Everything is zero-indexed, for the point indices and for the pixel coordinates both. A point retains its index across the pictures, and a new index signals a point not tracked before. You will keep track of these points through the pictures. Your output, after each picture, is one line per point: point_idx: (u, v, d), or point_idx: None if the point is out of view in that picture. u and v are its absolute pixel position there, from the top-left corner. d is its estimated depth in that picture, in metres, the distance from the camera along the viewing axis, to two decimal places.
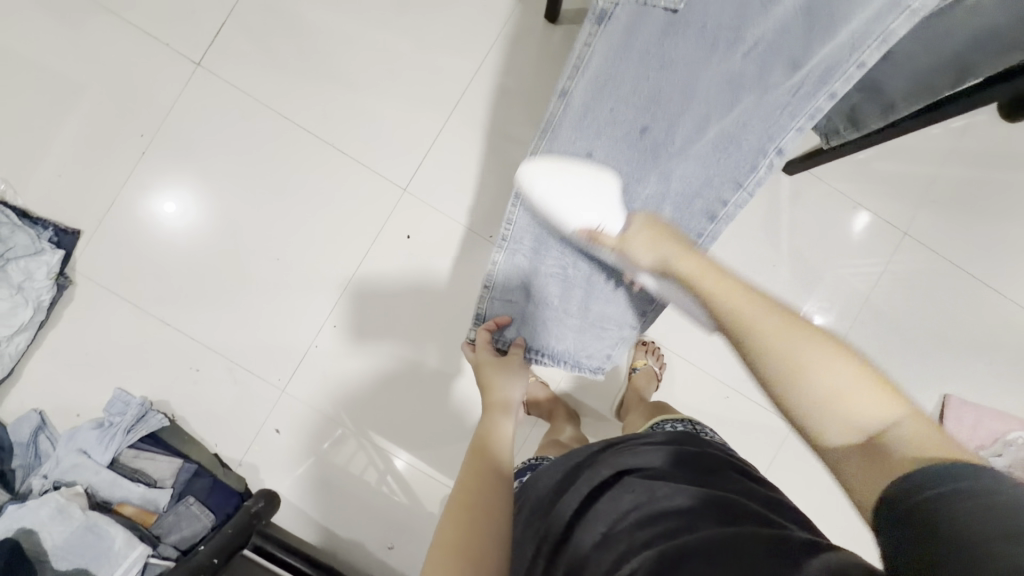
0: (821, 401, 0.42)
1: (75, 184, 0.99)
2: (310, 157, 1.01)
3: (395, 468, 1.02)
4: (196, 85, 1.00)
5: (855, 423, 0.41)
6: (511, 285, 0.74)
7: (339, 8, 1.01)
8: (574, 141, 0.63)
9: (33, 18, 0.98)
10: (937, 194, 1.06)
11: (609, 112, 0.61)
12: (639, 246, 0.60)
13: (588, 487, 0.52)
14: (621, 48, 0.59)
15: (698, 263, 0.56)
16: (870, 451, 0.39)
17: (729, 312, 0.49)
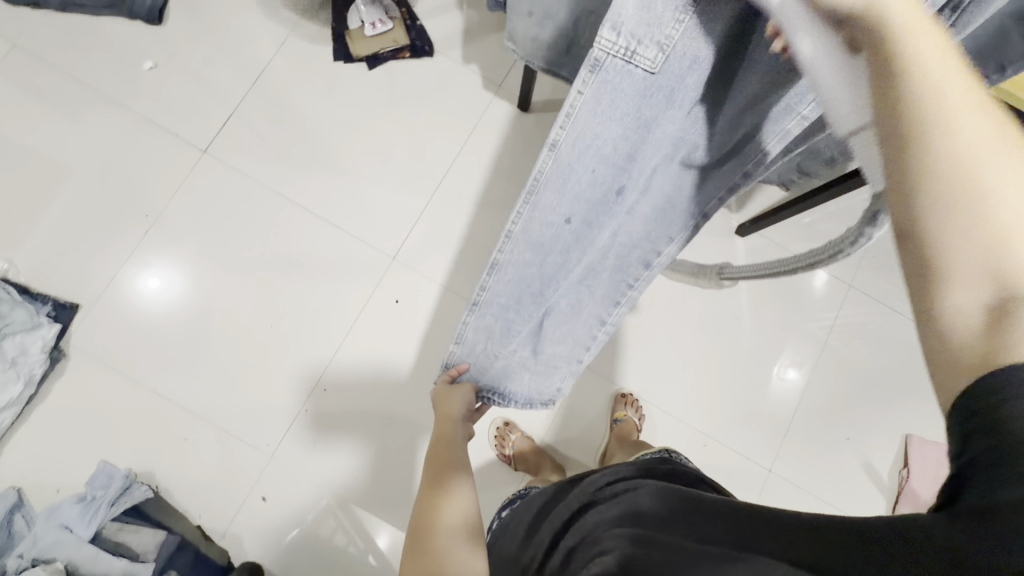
0: (986, 229, 0.30)
1: (77, 261, 1.04)
2: (305, 231, 1.09)
3: (375, 549, 1.01)
4: (201, 169, 1.09)
5: (1011, 274, 0.30)
6: (478, 342, 0.69)
7: (335, 102, 1.13)
8: (554, 205, 0.54)
9: (54, 115, 1.08)
10: (875, 249, 1.19)
11: (575, 185, 0.53)
12: None
13: (576, 499, 0.56)
14: (601, 110, 0.47)
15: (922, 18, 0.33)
16: (1003, 316, 0.29)
17: (932, 82, 0.32)
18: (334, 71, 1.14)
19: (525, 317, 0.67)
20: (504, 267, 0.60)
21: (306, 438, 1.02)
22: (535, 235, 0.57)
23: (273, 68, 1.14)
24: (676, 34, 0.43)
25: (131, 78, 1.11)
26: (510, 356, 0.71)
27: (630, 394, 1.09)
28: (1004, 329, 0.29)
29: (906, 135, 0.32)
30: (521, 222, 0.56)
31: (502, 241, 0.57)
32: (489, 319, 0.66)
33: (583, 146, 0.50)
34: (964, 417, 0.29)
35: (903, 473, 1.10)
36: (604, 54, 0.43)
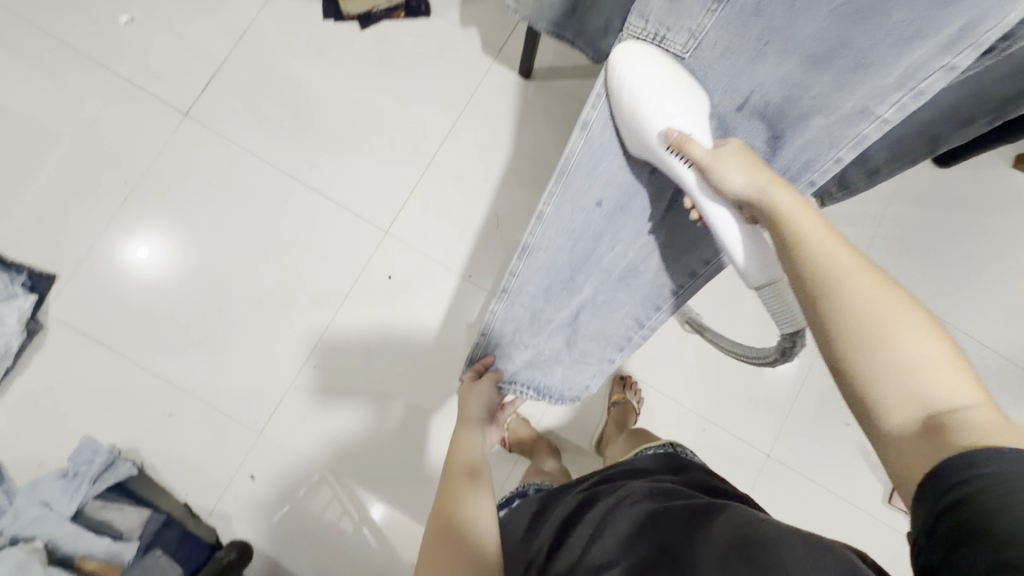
0: (903, 365, 0.38)
1: (53, 229, 0.99)
2: (293, 201, 1.04)
3: (371, 518, 1.00)
4: (183, 134, 1.03)
5: (922, 397, 0.38)
6: (511, 332, 0.70)
7: (325, 63, 1.07)
8: (585, 188, 0.63)
9: (23, 72, 1.01)
10: (885, 232, 1.15)
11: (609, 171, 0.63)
12: (732, 164, 0.54)
13: (575, 502, 0.55)
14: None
15: (797, 203, 0.49)
16: (934, 427, 0.36)
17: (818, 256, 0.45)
18: (324, 31, 1.07)
19: (559, 305, 0.70)
20: (536, 251, 0.64)
21: (296, 416, 1.00)
22: (565, 220, 0.64)
23: (259, 26, 1.06)
24: (706, 22, 0.55)
25: (106, 34, 1.04)
26: (544, 345, 0.72)
27: (629, 377, 1.07)
28: (931, 441, 0.36)
29: (809, 292, 0.44)
30: (553, 204, 0.62)
31: (534, 225, 0.62)
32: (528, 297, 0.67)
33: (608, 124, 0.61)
34: (933, 506, 0.33)
35: None
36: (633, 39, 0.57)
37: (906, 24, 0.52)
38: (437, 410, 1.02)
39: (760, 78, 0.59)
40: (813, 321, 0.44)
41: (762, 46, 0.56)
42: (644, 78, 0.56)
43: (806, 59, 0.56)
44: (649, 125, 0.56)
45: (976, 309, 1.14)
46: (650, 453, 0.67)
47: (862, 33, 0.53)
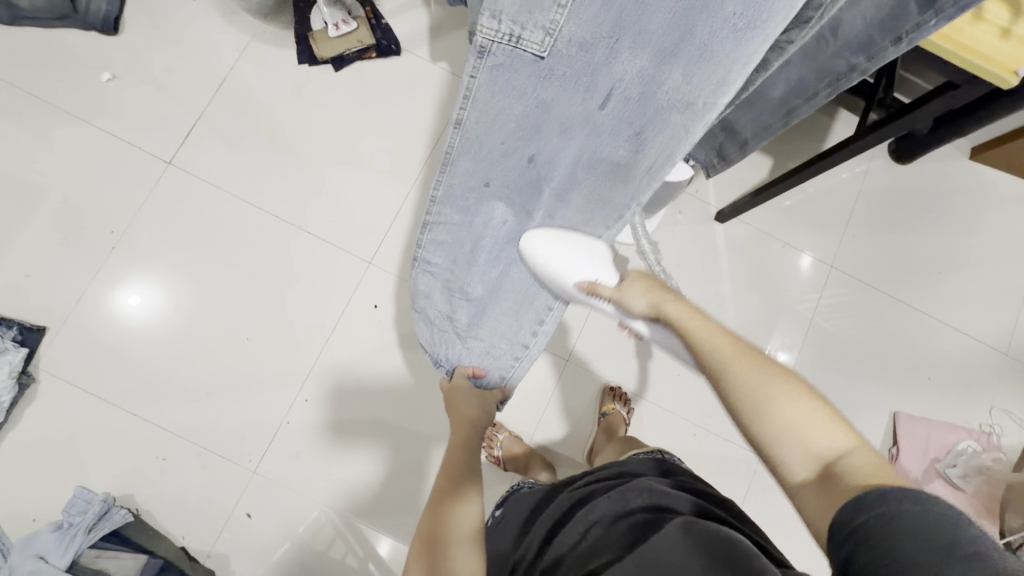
0: (790, 431, 0.46)
1: (42, 283, 1.00)
2: (277, 238, 1.07)
3: (377, 555, 0.99)
4: (167, 181, 1.06)
5: (814, 451, 0.45)
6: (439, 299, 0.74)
7: (302, 106, 1.11)
8: (470, 174, 0.62)
9: (10, 131, 1.04)
10: (855, 228, 1.19)
11: (496, 152, 0.61)
12: (634, 295, 0.64)
13: (568, 503, 0.56)
14: (500, 92, 0.54)
15: (683, 306, 0.60)
16: (827, 481, 0.43)
17: (713, 358, 0.54)
18: (300, 75, 1.12)
19: (476, 279, 0.73)
20: (436, 227, 0.67)
21: (291, 451, 1.00)
22: (457, 198, 0.65)
23: (237, 74, 1.11)
24: (561, 17, 0.49)
25: (91, 92, 1.07)
26: (473, 318, 0.76)
27: (618, 387, 1.08)
28: (827, 489, 0.43)
29: (710, 371, 0.53)
30: (443, 186, 0.63)
31: (432, 200, 0.64)
32: (440, 277, 0.72)
33: (485, 125, 0.57)
34: (837, 542, 0.39)
35: (892, 451, 1.10)
36: (488, 45, 0.50)
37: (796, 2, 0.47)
38: (432, 434, 1.04)
39: (621, 72, 0.55)
40: (722, 392, 0.52)
41: (616, 44, 0.52)
42: (546, 250, 0.70)
43: (658, 55, 0.53)
44: (563, 279, 0.69)
45: (949, 296, 1.17)
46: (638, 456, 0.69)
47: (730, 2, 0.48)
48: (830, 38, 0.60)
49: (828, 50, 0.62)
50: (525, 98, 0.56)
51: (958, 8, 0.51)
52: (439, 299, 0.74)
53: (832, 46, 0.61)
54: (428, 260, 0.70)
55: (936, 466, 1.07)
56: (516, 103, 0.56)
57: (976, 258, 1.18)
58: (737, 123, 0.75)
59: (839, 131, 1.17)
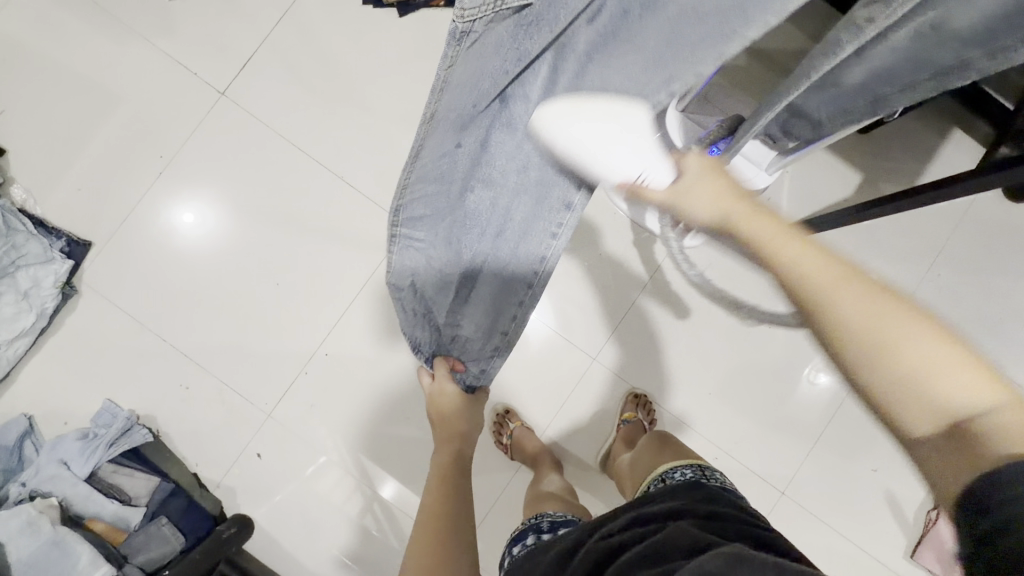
0: (900, 380, 0.40)
1: (94, 198, 1.02)
2: (319, 186, 1.04)
3: (382, 497, 1.01)
4: (218, 112, 1.05)
5: (949, 406, 0.38)
6: (414, 302, 0.59)
7: (362, 50, 1.05)
8: (438, 145, 0.45)
9: (75, 41, 1.04)
10: (944, 267, 1.05)
11: (474, 110, 0.43)
12: (695, 198, 0.54)
13: (600, 550, 0.52)
14: (478, 57, 0.40)
15: (770, 221, 0.48)
16: (961, 437, 0.37)
17: (798, 275, 0.44)
18: (363, 17, 1.06)
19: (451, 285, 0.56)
20: (415, 219, 0.50)
21: (305, 401, 1.01)
22: (435, 179, 0.47)
23: (301, 6, 1.06)
24: None
25: (155, 10, 1.05)
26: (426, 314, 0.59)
27: (643, 395, 1.03)
28: (958, 450, 0.37)
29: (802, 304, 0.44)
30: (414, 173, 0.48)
31: (404, 177, 0.48)
32: (415, 281, 0.55)
33: (466, 90, 0.42)
34: (969, 527, 0.34)
35: (931, 514, 1.01)
36: (469, 21, 0.39)
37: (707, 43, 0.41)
38: None
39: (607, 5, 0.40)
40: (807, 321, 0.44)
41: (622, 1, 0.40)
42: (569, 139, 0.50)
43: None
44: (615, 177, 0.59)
45: None
46: (677, 480, 0.66)
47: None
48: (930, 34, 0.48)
49: (930, 42, 0.49)
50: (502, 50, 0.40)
51: None
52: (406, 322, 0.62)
53: (935, 39, 0.49)
54: (408, 238, 0.51)
55: None
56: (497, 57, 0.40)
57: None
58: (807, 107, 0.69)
59: (947, 156, 1.03)
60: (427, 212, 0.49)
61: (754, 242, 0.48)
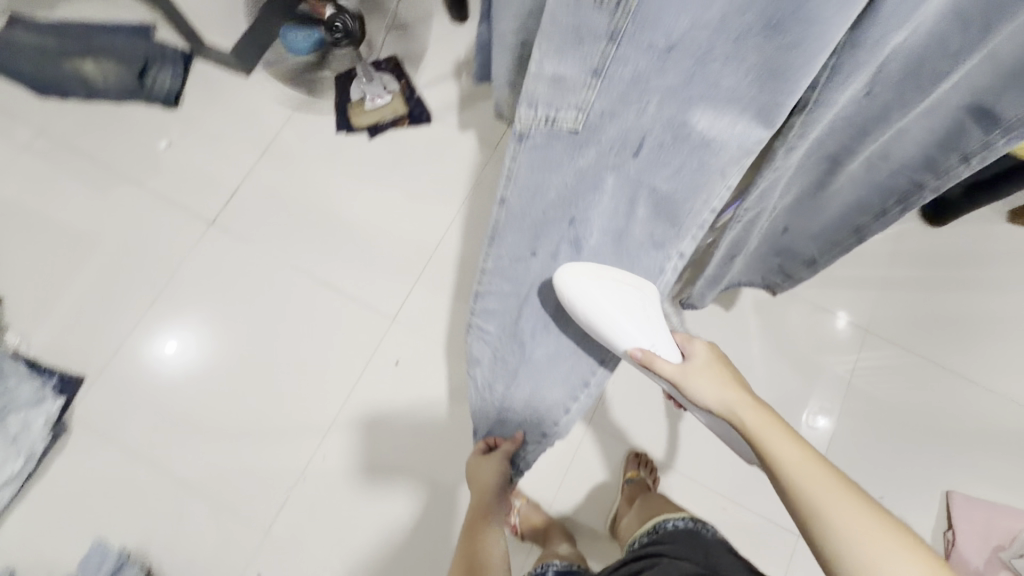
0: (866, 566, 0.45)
1: (87, 333, 1.06)
2: (306, 294, 1.10)
3: None
4: (208, 239, 1.13)
5: None
6: (496, 365, 0.76)
7: (338, 170, 1.18)
8: (516, 245, 0.66)
9: (73, 193, 1.14)
10: (892, 292, 1.15)
11: (540, 215, 0.63)
12: (700, 381, 0.60)
13: None
14: (538, 169, 0.58)
15: (763, 415, 0.56)
16: None
17: (780, 462, 0.52)
18: (337, 142, 1.19)
19: (517, 351, 0.74)
20: (487, 296, 0.72)
21: (306, 510, 0.99)
22: (507, 269, 0.69)
23: (281, 139, 1.19)
24: (592, 97, 0.50)
25: (147, 157, 1.16)
26: (512, 391, 0.78)
27: (644, 454, 1.03)
28: None
29: (790, 491, 0.51)
30: (492, 259, 0.68)
31: (483, 270, 0.69)
32: (487, 353, 0.76)
33: (531, 194, 0.60)
34: None
35: (948, 534, 1.01)
36: (527, 126, 0.53)
37: (733, 156, 0.55)
38: (453, 482, 1.01)
39: (647, 126, 0.54)
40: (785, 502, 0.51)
41: (644, 102, 0.51)
42: (591, 295, 0.64)
43: (689, 108, 0.52)
44: (620, 343, 0.63)
45: (999, 366, 1.11)
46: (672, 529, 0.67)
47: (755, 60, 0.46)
48: (881, 165, 0.63)
49: (881, 173, 0.65)
50: (564, 166, 0.58)
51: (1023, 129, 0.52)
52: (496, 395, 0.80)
53: (886, 171, 0.64)
54: (480, 326, 0.75)
55: (1001, 556, 0.98)
56: (557, 175, 0.59)
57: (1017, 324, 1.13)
58: (796, 244, 0.81)
59: None
60: (499, 296, 0.72)
61: (757, 435, 0.55)
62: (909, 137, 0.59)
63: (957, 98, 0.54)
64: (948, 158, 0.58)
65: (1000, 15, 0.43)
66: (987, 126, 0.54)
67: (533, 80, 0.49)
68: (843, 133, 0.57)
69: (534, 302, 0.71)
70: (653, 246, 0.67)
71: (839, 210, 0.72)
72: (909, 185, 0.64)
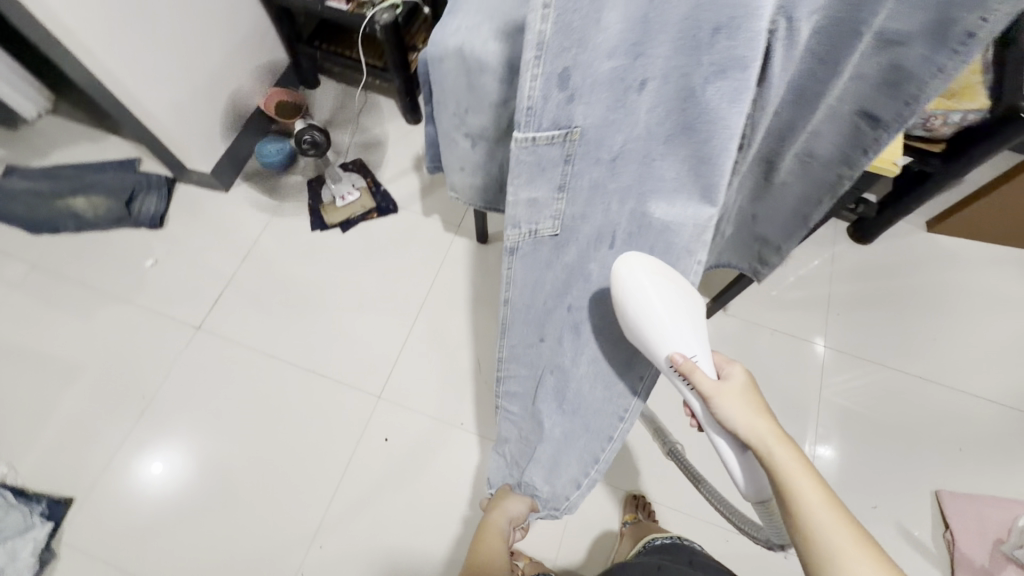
0: None
1: (76, 454, 1.07)
2: (293, 383, 1.14)
3: None
4: (194, 344, 1.18)
5: None
6: (521, 452, 0.81)
7: (316, 264, 1.26)
8: (524, 335, 0.67)
9: (62, 319, 1.19)
10: (840, 307, 1.24)
11: (538, 310, 0.64)
12: (731, 408, 0.56)
13: None
14: (532, 272, 0.59)
15: (793, 454, 0.53)
16: None
17: (799, 499, 0.51)
18: (313, 239, 1.29)
19: (541, 431, 0.75)
20: (508, 380, 0.74)
21: None
22: (521, 355, 0.70)
23: (260, 242, 1.28)
24: (563, 207, 0.54)
25: (133, 276, 1.24)
26: (540, 471, 0.79)
27: (642, 496, 1.04)
28: None
29: (804, 527, 0.50)
30: (505, 349, 0.69)
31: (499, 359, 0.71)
32: (512, 428, 0.79)
33: (528, 293, 0.62)
34: None
35: (947, 535, 1.04)
36: (516, 242, 0.55)
37: (694, 228, 0.59)
38: (453, 553, 1.01)
39: (615, 218, 0.57)
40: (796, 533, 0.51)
41: (608, 200, 0.55)
42: (646, 290, 0.57)
43: (649, 195, 0.56)
44: (660, 350, 0.59)
45: (954, 362, 1.18)
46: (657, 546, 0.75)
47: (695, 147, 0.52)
48: (810, 159, 0.66)
49: (814, 169, 0.67)
50: (552, 265, 0.60)
51: (900, 124, 0.57)
52: (516, 444, 0.81)
53: (818, 166, 0.67)
54: (507, 408, 0.77)
55: (1002, 548, 1.00)
56: (549, 272, 0.60)
57: (957, 324, 1.22)
58: (766, 234, 0.81)
59: None
60: (517, 378, 0.73)
61: (779, 470, 0.53)
62: (827, 135, 0.63)
63: (849, 105, 0.59)
64: (858, 151, 0.62)
65: (842, 53, 0.51)
66: (873, 124, 0.59)
67: (511, 205, 0.52)
68: (765, 143, 0.65)
69: (549, 390, 0.71)
70: None
71: (791, 202, 0.73)
72: (835, 179, 0.67)
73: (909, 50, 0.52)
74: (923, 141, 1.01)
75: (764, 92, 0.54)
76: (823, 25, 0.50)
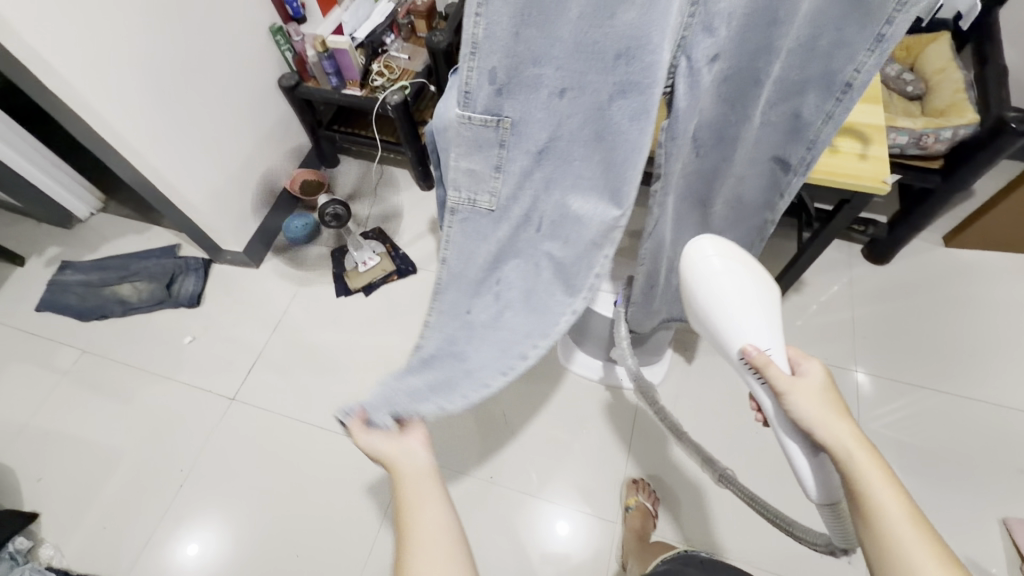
0: None
1: (117, 532, 1.10)
2: (324, 448, 1.16)
3: None
4: (228, 415, 1.22)
5: None
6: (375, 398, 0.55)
7: (343, 329, 1.31)
8: (448, 297, 0.58)
9: (106, 398, 1.26)
10: (865, 330, 1.22)
11: (462, 278, 0.58)
12: (805, 403, 0.56)
13: None
14: (467, 241, 0.57)
15: (870, 455, 0.52)
16: None
17: (869, 497, 0.50)
18: (338, 305, 1.35)
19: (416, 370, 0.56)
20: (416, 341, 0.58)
21: None
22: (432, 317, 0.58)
23: (289, 312, 1.35)
24: (498, 185, 0.53)
25: (172, 352, 1.31)
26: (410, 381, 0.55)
27: (642, 478, 1.07)
28: None
29: (873, 524, 0.50)
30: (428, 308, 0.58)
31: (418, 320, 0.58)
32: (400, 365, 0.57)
33: (461, 260, 0.57)
34: None
35: None
36: (457, 204, 0.55)
37: (605, 231, 0.54)
38: None
39: (542, 199, 0.54)
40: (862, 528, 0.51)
41: (542, 182, 0.53)
42: (716, 281, 0.61)
43: (579, 186, 0.53)
44: (731, 338, 0.61)
45: (998, 379, 1.14)
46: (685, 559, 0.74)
47: (620, 136, 0.48)
48: (740, 202, 0.71)
49: (744, 210, 0.72)
50: (485, 237, 0.56)
51: (805, 169, 0.61)
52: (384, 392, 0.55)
53: (748, 207, 0.72)
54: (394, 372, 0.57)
55: None
56: (482, 244, 0.56)
57: (996, 337, 1.18)
58: None
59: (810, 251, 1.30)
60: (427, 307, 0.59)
61: (850, 466, 0.52)
62: (750, 181, 0.67)
63: (767, 153, 0.62)
64: (776, 195, 0.68)
65: (746, 102, 0.54)
66: (785, 169, 0.63)
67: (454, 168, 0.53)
68: (693, 192, 0.67)
69: (446, 332, 0.57)
70: (557, 316, 0.57)
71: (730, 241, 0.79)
72: (762, 219, 0.73)
73: (804, 101, 0.54)
74: (919, 158, 1.05)
75: (673, 126, 0.52)
76: (725, 78, 0.51)
